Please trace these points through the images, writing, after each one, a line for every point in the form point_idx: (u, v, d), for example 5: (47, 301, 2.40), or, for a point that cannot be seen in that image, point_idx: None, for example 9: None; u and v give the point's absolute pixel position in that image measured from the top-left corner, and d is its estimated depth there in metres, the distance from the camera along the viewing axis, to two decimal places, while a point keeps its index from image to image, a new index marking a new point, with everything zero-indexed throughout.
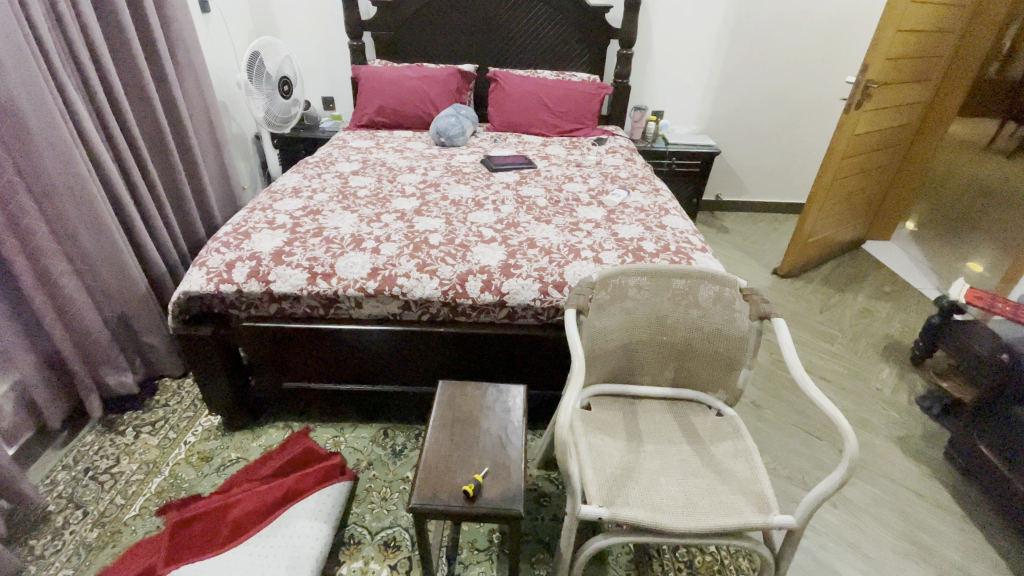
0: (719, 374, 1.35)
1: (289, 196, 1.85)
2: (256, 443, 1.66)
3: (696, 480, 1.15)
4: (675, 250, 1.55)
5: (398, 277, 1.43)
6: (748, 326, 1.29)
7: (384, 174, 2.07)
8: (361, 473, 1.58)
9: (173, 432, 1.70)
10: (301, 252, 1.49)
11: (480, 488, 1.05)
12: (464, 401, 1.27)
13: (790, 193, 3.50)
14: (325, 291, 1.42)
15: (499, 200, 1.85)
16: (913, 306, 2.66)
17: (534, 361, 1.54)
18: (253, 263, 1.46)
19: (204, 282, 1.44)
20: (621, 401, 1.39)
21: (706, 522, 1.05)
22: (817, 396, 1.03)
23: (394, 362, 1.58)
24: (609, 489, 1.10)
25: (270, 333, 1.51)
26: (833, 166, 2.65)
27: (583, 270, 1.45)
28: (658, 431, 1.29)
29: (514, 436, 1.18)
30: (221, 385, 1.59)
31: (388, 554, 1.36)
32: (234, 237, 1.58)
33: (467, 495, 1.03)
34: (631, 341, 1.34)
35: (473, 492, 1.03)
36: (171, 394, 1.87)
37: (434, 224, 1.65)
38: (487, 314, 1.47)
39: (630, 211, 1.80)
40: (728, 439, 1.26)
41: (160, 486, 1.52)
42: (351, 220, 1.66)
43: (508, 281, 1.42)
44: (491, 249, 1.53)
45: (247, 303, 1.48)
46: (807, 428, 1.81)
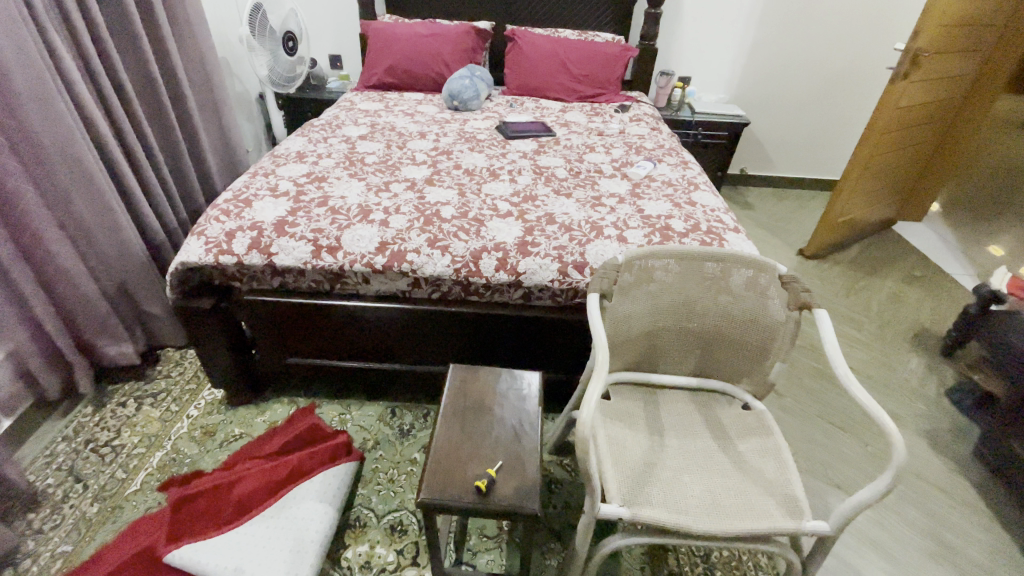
0: (750, 365, 1.27)
1: (293, 161, 1.74)
2: (260, 419, 1.62)
3: (723, 480, 1.07)
4: (705, 229, 1.44)
5: (407, 252, 1.33)
6: (784, 316, 1.19)
7: (393, 139, 1.94)
8: (367, 452, 1.53)
9: (175, 405, 1.66)
10: (305, 222, 1.40)
11: (493, 482, 0.98)
12: (475, 386, 1.20)
13: (820, 169, 3.32)
14: (330, 266, 1.33)
15: (515, 170, 1.73)
16: (944, 293, 2.53)
17: (551, 345, 1.46)
18: (254, 233, 1.37)
19: (202, 253, 1.36)
20: (642, 390, 1.31)
21: (735, 526, 0.98)
22: (863, 398, 0.94)
23: (403, 341, 1.50)
24: (630, 487, 1.03)
25: (273, 308, 1.44)
26: (872, 141, 2.49)
27: (606, 250, 1.35)
28: (681, 423, 1.21)
29: (529, 426, 1.11)
30: (224, 360, 1.53)
31: (395, 538, 1.32)
32: (234, 205, 1.48)
33: (479, 491, 0.97)
34: (656, 327, 1.25)
35: (486, 488, 0.96)
36: (174, 364, 1.83)
37: (446, 195, 1.55)
38: (501, 295, 1.39)
39: (657, 185, 1.68)
40: (758, 435, 1.18)
41: (161, 461, 1.49)
42: (358, 188, 1.56)
43: (524, 261, 1.33)
44: (507, 225, 1.43)
45: (247, 275, 1.40)
46: (831, 420, 1.73)
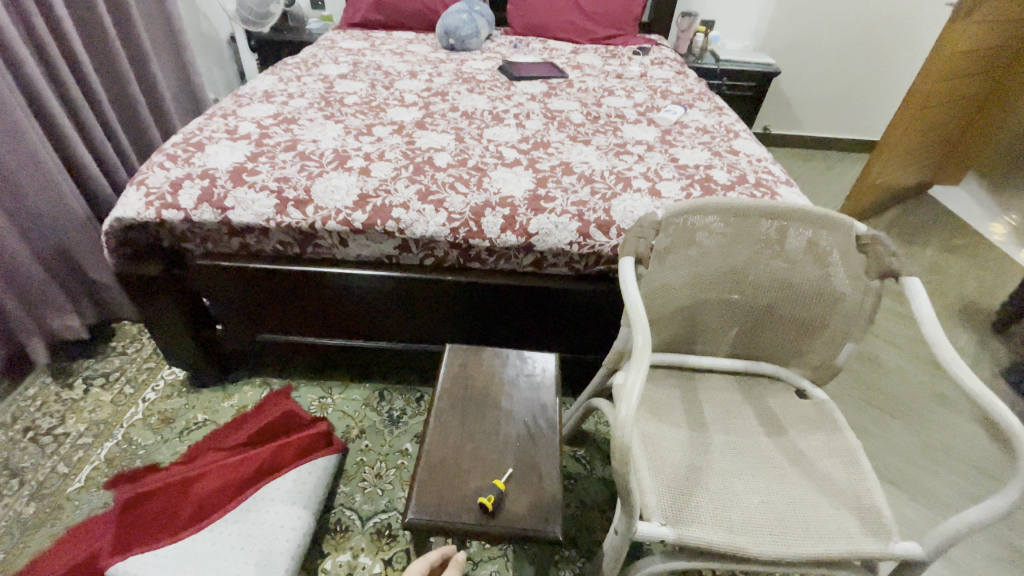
0: (810, 346, 1.05)
1: (259, 100, 1.46)
2: (227, 404, 1.40)
3: (785, 487, 0.87)
4: (754, 182, 1.19)
5: (393, 207, 1.09)
6: (858, 286, 0.97)
7: (379, 79, 1.66)
8: (351, 443, 1.32)
9: (130, 387, 1.45)
10: (267, 169, 1.14)
11: (501, 498, 0.79)
12: (478, 373, 0.99)
13: (851, 127, 3.04)
14: (297, 224, 1.09)
15: (523, 113, 1.47)
16: (989, 263, 2.31)
17: (567, 320, 1.24)
18: (205, 183, 1.12)
19: (142, 207, 1.11)
20: (677, 375, 1.09)
21: (806, 551, 0.78)
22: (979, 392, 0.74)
23: (391, 315, 1.27)
24: (672, 499, 0.83)
25: (235, 275, 1.21)
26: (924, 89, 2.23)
27: (636, 205, 1.11)
28: (727, 416, 1.00)
29: (544, 424, 0.91)
30: (181, 336, 1.30)
31: (382, 545, 1.13)
32: (183, 148, 1.22)
33: (484, 508, 0.77)
34: (697, 300, 1.03)
35: (491, 505, 0.77)
36: (130, 340, 1.60)
37: (440, 140, 1.28)
38: (508, 261, 1.15)
39: (690, 132, 1.43)
40: (822, 430, 0.96)
41: (111, 453, 1.29)
42: (334, 131, 1.30)
43: (536, 218, 1.08)
44: (515, 174, 1.18)
45: (201, 235, 1.16)
46: (877, 405, 1.54)
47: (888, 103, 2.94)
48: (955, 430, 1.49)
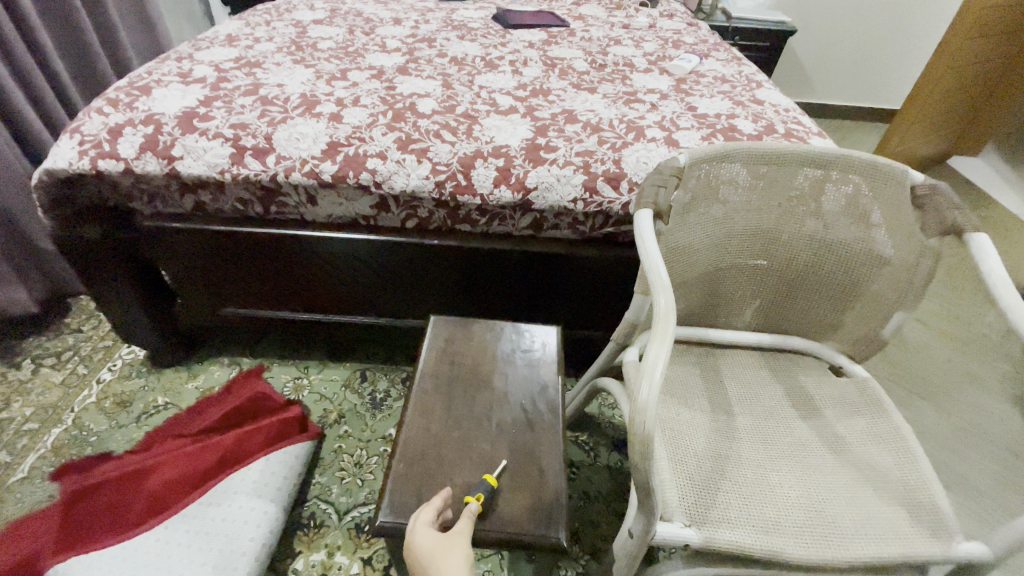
0: (850, 318, 0.91)
1: (220, 44, 1.28)
2: (191, 385, 1.26)
3: (825, 479, 0.74)
4: (783, 132, 1.05)
5: (368, 157, 0.93)
6: (911, 247, 0.83)
7: (358, 25, 1.48)
8: (328, 428, 1.19)
9: (83, 367, 1.30)
10: (222, 114, 0.98)
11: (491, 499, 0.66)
12: (466, 348, 0.86)
13: (868, 94, 2.87)
14: (257, 176, 0.93)
15: (519, 61, 1.30)
16: (1014, 236, 2.18)
17: (569, 291, 1.10)
18: (149, 129, 0.96)
19: (75, 157, 0.95)
20: (695, 351, 0.96)
21: (854, 555, 0.65)
22: None
23: (370, 286, 1.13)
24: (696, 495, 0.70)
25: (189, 239, 1.05)
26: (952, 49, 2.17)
27: (650, 156, 0.96)
28: (755, 397, 0.87)
29: (545, 407, 0.78)
30: (133, 310, 1.15)
31: (360, 542, 1.01)
32: (127, 93, 1.05)
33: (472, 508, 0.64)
34: (720, 265, 0.89)
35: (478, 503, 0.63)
36: (86, 317, 1.45)
37: (424, 85, 1.12)
38: (502, 222, 1.01)
39: (707, 81, 1.27)
40: (865, 414, 0.83)
41: (58, 440, 1.15)
42: (303, 76, 1.13)
43: (535, 171, 0.94)
44: (510, 122, 1.02)
45: (148, 191, 1.00)
46: (904, 385, 1.42)
47: (909, 68, 2.77)
48: (989, 412, 1.38)
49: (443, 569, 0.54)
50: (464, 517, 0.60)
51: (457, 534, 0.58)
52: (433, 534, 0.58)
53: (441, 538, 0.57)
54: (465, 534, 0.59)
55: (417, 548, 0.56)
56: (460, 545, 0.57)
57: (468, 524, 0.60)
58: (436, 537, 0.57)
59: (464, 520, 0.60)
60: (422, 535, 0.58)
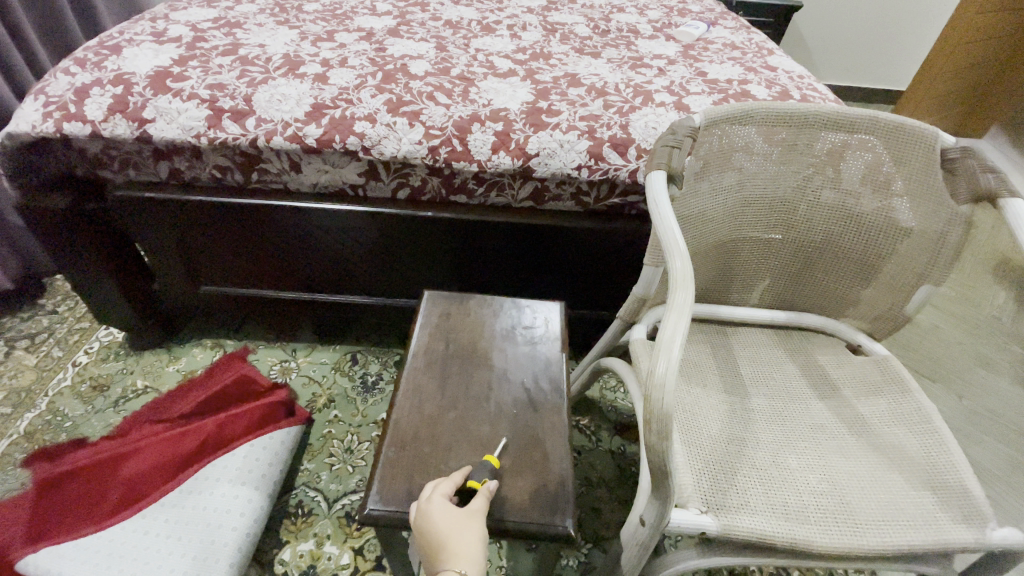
0: (870, 293, 0.86)
1: (198, 5, 1.20)
2: (172, 368, 1.20)
3: (847, 461, 0.70)
4: (799, 98, 0.98)
5: (356, 120, 0.86)
6: (941, 217, 0.77)
7: None
8: (317, 413, 1.14)
9: (58, 349, 1.23)
10: (198, 74, 0.91)
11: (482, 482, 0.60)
12: (463, 324, 0.80)
13: (873, 75, 2.81)
14: (235, 141, 0.86)
15: (518, 25, 1.23)
16: None
17: (570, 268, 1.04)
18: (118, 89, 0.89)
19: (39, 119, 0.88)
20: (706, 330, 0.90)
21: (882, 542, 0.61)
22: None
23: (361, 264, 1.07)
24: (712, 479, 0.65)
25: (165, 210, 0.98)
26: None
27: (659, 120, 0.90)
28: (770, 376, 0.82)
29: (548, 386, 0.72)
30: (108, 289, 1.08)
31: (351, 531, 0.96)
32: (95, 52, 0.97)
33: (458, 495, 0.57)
34: (734, 236, 0.83)
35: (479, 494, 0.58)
36: (62, 297, 1.37)
37: (416, 48, 1.05)
38: (500, 193, 0.94)
39: (717, 47, 1.20)
40: (887, 394, 0.78)
41: (31, 425, 1.09)
42: (286, 37, 1.06)
43: (536, 136, 0.87)
44: (509, 85, 0.95)
45: (120, 158, 0.93)
46: (914, 366, 1.38)
47: (916, 48, 2.70)
48: (998, 394, 1.34)
49: (458, 551, 0.49)
50: (482, 496, 0.55)
51: (473, 513, 0.53)
52: (450, 508, 0.53)
53: (457, 515, 0.52)
54: (482, 515, 0.54)
55: (433, 522, 0.52)
56: (477, 525, 0.52)
57: (485, 502, 0.55)
58: (453, 513, 0.53)
59: (482, 498, 0.55)
60: (438, 509, 0.53)
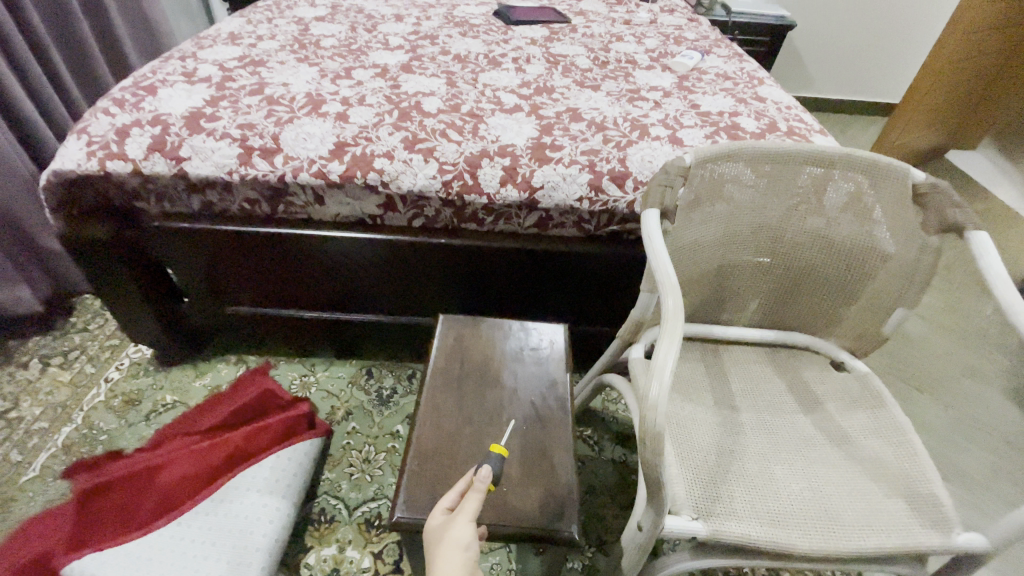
0: (851, 314, 0.93)
1: (223, 43, 1.28)
2: (199, 383, 1.28)
3: (828, 471, 0.76)
4: (785, 130, 1.06)
5: (376, 157, 0.94)
6: (914, 245, 0.84)
7: (360, 21, 1.48)
8: (336, 425, 1.21)
9: (91, 366, 1.31)
10: (229, 114, 0.99)
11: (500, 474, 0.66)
12: (476, 346, 0.87)
13: (868, 88, 2.88)
14: (265, 177, 0.94)
15: (522, 58, 1.30)
16: (1010, 231, 2.20)
17: (573, 289, 1.11)
18: (156, 130, 0.96)
19: (83, 157, 0.96)
20: (700, 347, 0.97)
21: (856, 545, 0.67)
22: None
23: (377, 286, 1.14)
24: (704, 488, 0.72)
25: (196, 239, 1.06)
26: (951, 43, 2.19)
27: (654, 154, 0.97)
28: (759, 392, 0.89)
29: (554, 403, 0.79)
30: (141, 311, 1.16)
31: (371, 537, 1.03)
32: (132, 93, 1.05)
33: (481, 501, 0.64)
34: (726, 262, 0.90)
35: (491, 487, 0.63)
36: (92, 315, 1.45)
37: (429, 84, 1.13)
38: (507, 221, 1.02)
39: (710, 78, 1.28)
40: (867, 408, 0.85)
41: (69, 439, 1.16)
42: (308, 74, 1.14)
43: (541, 170, 0.94)
44: (515, 121, 1.03)
45: (156, 192, 1.01)
46: (903, 378, 1.45)
47: (908, 62, 2.78)
48: (984, 404, 1.40)
49: (438, 560, 0.53)
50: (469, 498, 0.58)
51: (460, 517, 0.56)
52: (442, 517, 0.57)
53: (443, 523, 0.56)
54: (468, 516, 0.56)
55: (428, 533, 0.57)
56: (459, 530, 0.55)
57: (475, 503, 0.57)
58: (441, 521, 0.57)
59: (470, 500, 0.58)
60: (434, 518, 0.58)
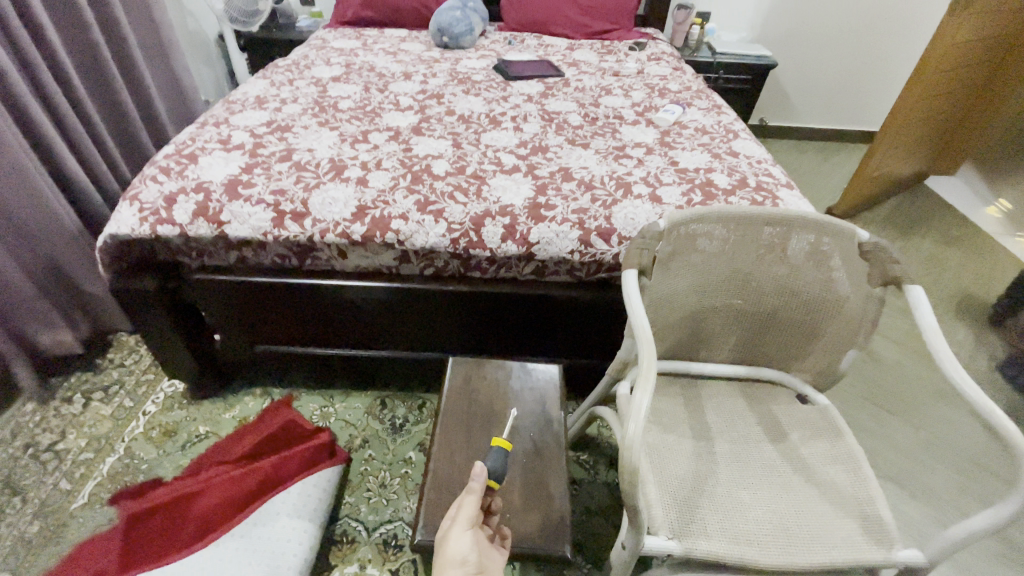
0: (813, 352, 1.05)
1: (251, 107, 1.43)
2: (228, 415, 1.40)
3: (789, 495, 0.88)
4: (754, 186, 1.19)
5: (392, 219, 1.07)
6: (862, 294, 0.96)
7: (372, 81, 1.63)
8: (354, 452, 1.33)
9: (129, 400, 1.43)
10: (262, 182, 1.12)
11: (504, 467, 0.70)
12: (482, 386, 0.99)
13: (850, 118, 3.03)
14: (296, 238, 1.07)
15: (519, 116, 1.45)
16: (985, 255, 2.32)
17: (568, 327, 1.24)
18: (200, 197, 1.10)
19: (136, 223, 1.09)
20: (681, 382, 1.09)
21: (811, 561, 0.79)
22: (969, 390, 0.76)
23: (391, 326, 1.27)
24: (679, 512, 0.83)
25: (233, 289, 1.19)
26: (934, 82, 2.22)
27: (637, 212, 1.10)
28: (731, 423, 1.00)
29: (550, 436, 0.91)
30: (179, 352, 1.29)
31: (389, 556, 1.14)
32: (176, 161, 1.19)
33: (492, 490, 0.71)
34: (700, 309, 1.02)
35: (495, 482, 0.69)
36: (127, 351, 1.58)
37: (437, 146, 1.27)
38: (508, 270, 1.15)
39: (689, 132, 1.41)
40: (827, 437, 0.97)
41: (113, 468, 1.28)
42: (329, 139, 1.28)
43: (537, 227, 1.08)
44: (514, 182, 1.16)
45: (198, 250, 1.14)
46: (878, 401, 1.56)
47: (886, 93, 2.94)
48: (952, 426, 1.50)
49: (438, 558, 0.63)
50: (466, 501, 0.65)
51: (456, 521, 0.64)
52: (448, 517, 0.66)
53: (446, 524, 0.65)
54: (463, 520, 0.64)
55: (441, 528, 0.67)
56: (453, 534, 0.63)
57: (471, 507, 0.65)
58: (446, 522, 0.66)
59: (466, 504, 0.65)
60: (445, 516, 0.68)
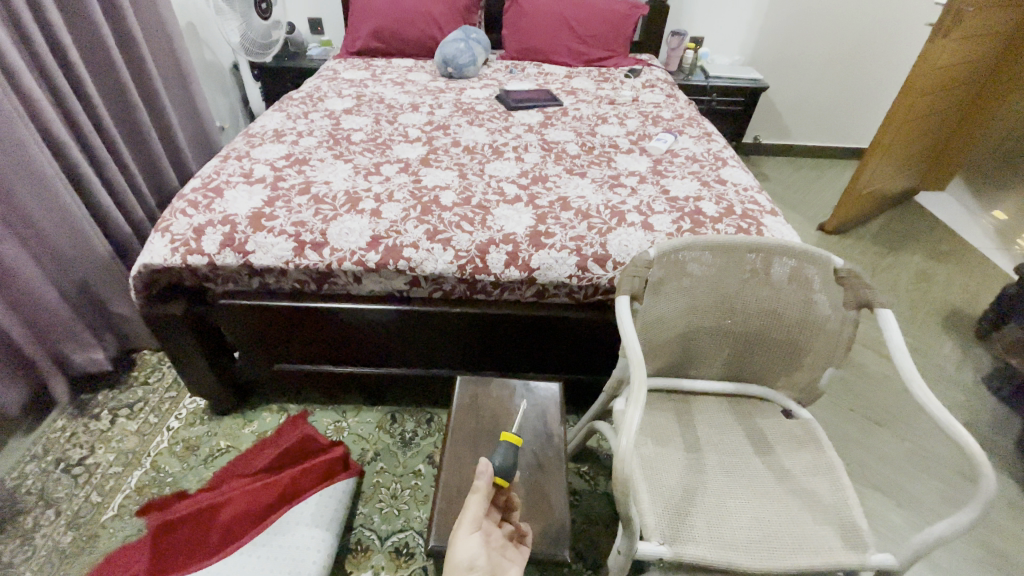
0: (795, 370, 1.13)
1: (270, 140, 1.53)
2: (247, 430, 1.48)
3: (774, 503, 0.95)
4: (740, 213, 1.27)
5: (404, 247, 1.16)
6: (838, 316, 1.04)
7: (382, 112, 1.73)
8: (366, 465, 1.40)
9: (154, 416, 1.52)
10: (284, 214, 1.22)
11: (509, 464, 0.78)
12: (488, 403, 1.07)
13: (841, 136, 3.13)
14: (315, 266, 1.16)
15: (521, 146, 1.54)
16: (972, 269, 2.40)
17: (567, 346, 1.32)
18: (226, 229, 1.19)
19: (168, 253, 1.18)
20: (673, 398, 1.17)
21: (791, 564, 0.86)
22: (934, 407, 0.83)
23: (401, 346, 1.35)
24: (670, 520, 0.91)
25: (254, 312, 1.28)
26: (918, 104, 2.31)
27: (630, 240, 1.18)
28: (720, 436, 1.08)
29: (551, 450, 0.99)
30: (202, 371, 1.37)
31: (401, 563, 1.21)
32: (202, 194, 1.28)
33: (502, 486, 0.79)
34: (690, 329, 1.10)
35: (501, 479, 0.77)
36: (150, 369, 1.66)
37: (444, 177, 1.36)
38: (511, 293, 1.23)
39: (680, 161, 1.50)
40: (808, 449, 1.04)
41: (140, 481, 1.36)
42: (344, 171, 1.37)
43: (537, 254, 1.16)
44: (516, 212, 1.25)
45: (223, 276, 1.24)
46: (865, 413, 1.62)
47: (876, 112, 3.03)
48: (937, 437, 1.57)
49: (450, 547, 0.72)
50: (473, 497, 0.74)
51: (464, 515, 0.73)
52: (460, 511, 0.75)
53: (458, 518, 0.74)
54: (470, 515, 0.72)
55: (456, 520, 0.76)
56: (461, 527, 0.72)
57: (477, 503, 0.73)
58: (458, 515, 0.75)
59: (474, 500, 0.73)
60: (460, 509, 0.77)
